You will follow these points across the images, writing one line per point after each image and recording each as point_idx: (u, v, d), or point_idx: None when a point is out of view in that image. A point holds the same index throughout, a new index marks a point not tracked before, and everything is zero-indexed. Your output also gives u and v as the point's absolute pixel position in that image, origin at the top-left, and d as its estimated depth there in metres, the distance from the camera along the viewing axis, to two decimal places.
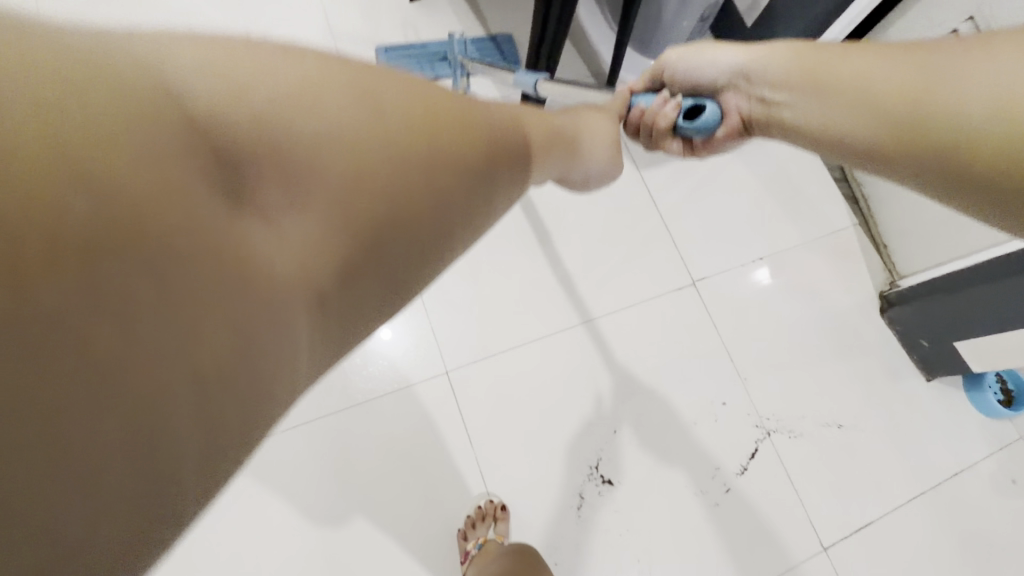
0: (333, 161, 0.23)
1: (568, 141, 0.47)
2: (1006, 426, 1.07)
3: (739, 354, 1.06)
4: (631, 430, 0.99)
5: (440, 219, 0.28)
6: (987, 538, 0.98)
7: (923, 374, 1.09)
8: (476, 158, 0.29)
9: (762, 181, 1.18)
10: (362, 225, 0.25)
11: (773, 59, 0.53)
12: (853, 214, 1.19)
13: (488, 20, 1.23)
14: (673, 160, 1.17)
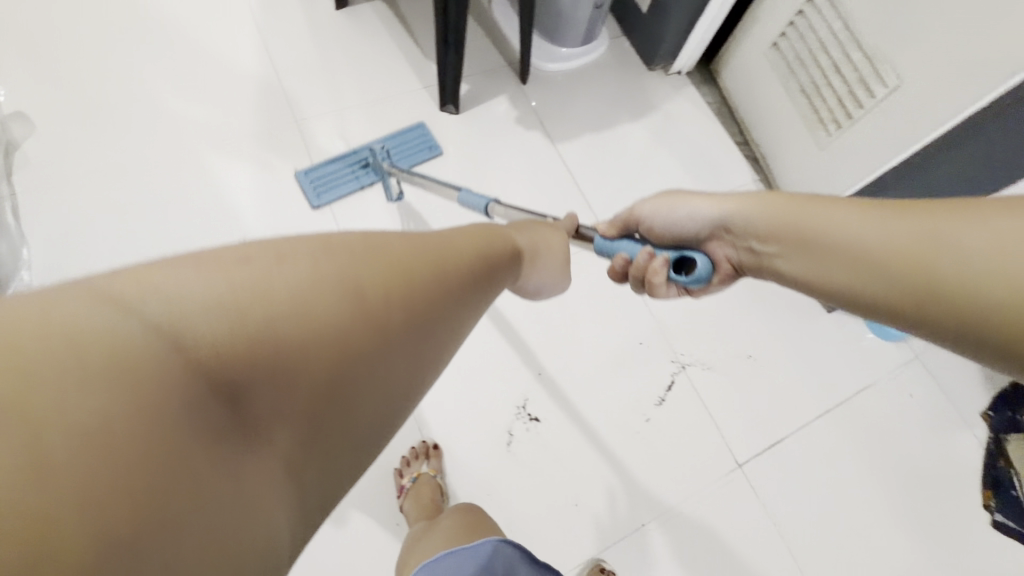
0: (304, 367, 0.29)
1: (536, 245, 0.55)
2: (904, 348, 1.11)
3: (655, 301, 1.07)
4: (552, 374, 1.00)
5: (401, 364, 0.34)
6: (892, 454, 1.04)
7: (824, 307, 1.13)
8: (425, 295, 0.35)
9: (670, 149, 1.26)
10: (334, 399, 0.30)
11: (755, 219, 0.54)
12: (754, 172, 1.27)
13: (411, 23, 1.28)
14: (586, 136, 1.24)
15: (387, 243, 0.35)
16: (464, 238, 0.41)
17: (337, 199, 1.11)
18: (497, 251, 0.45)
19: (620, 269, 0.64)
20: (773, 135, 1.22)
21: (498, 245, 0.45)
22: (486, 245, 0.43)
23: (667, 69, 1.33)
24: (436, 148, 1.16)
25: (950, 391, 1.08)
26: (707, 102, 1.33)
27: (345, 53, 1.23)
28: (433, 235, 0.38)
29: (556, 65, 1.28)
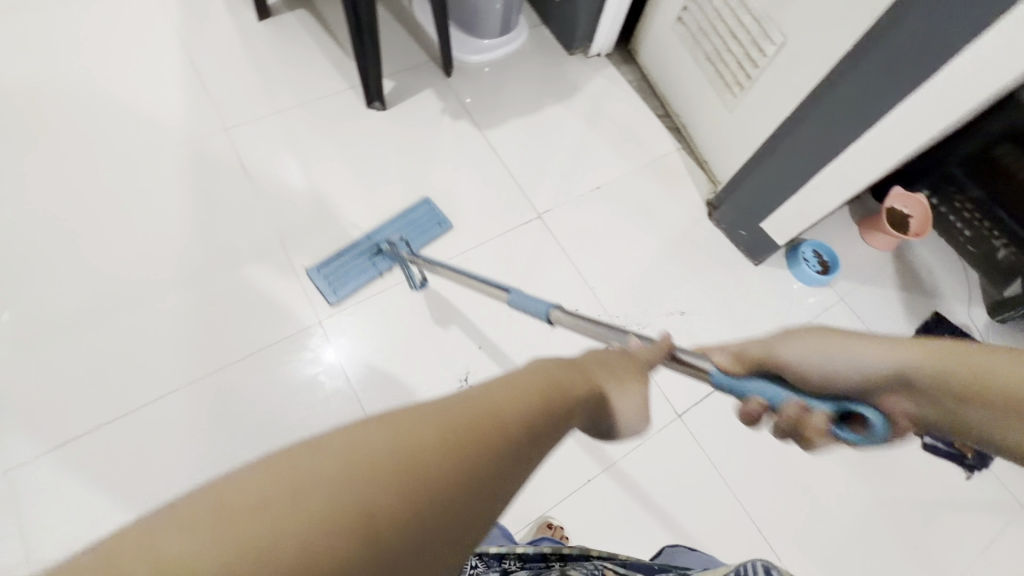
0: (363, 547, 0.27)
1: (608, 371, 0.49)
2: (826, 291, 1.20)
3: (588, 271, 1.15)
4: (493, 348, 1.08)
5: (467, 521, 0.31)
6: None
7: (750, 261, 1.20)
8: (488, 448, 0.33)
9: (594, 127, 1.31)
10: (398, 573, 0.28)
11: (935, 382, 0.36)
12: (677, 141, 1.33)
13: (333, 27, 1.31)
14: (513, 122, 1.29)
15: (430, 427, 0.31)
16: (518, 387, 0.38)
17: (353, 291, 1.07)
18: (562, 393, 0.41)
19: (754, 414, 0.43)
20: (690, 104, 1.28)
21: (563, 385, 0.42)
22: (546, 391, 0.39)
23: (587, 52, 1.39)
24: (446, 224, 1.15)
25: (870, 326, 1.18)
26: (628, 81, 1.39)
27: (270, 62, 1.25)
28: (478, 397, 0.35)
29: (480, 56, 1.34)
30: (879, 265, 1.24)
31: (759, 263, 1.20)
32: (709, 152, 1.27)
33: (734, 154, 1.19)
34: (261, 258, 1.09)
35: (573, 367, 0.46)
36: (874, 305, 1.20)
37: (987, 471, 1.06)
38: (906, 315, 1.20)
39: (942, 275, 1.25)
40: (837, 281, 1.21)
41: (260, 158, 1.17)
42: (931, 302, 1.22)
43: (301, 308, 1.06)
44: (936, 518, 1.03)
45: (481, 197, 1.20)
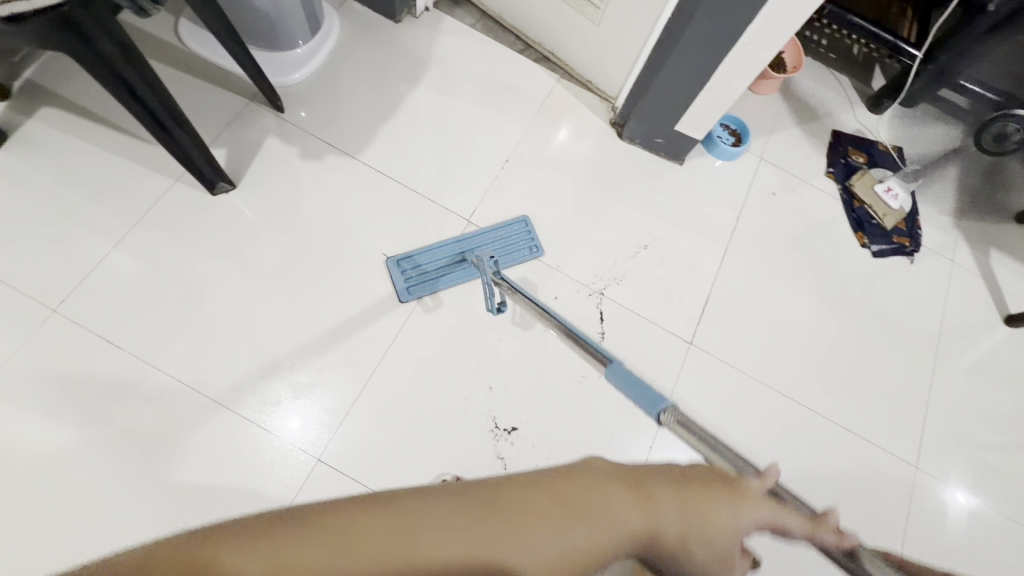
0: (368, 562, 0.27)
1: (685, 487, 0.35)
2: (748, 159, 1.23)
3: (544, 252, 1.06)
4: (503, 376, 0.96)
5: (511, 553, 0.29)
6: (784, 249, 1.16)
7: (675, 162, 1.19)
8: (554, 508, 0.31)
9: (466, 95, 1.16)
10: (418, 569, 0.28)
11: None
12: (552, 70, 1.22)
13: (102, 113, 1.00)
14: (381, 131, 1.10)
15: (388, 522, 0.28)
16: (514, 518, 0.30)
17: (429, 290, 0.99)
18: (553, 537, 0.30)
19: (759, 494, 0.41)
20: (549, 28, 1.17)
21: (567, 537, 0.30)
22: (555, 535, 0.30)
23: (414, 12, 1.19)
24: (537, 250, 1.05)
25: (794, 172, 1.24)
26: (473, 27, 1.22)
27: (51, 195, 0.94)
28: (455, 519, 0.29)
29: (301, 69, 1.10)
30: (774, 108, 1.29)
31: (683, 161, 1.19)
32: (589, 72, 1.19)
33: (618, 65, 1.11)
34: (193, 424, 0.86)
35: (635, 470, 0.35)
36: (788, 150, 1.25)
37: (923, 248, 1.22)
38: (814, 144, 1.27)
39: (824, 94, 1.33)
40: (751, 144, 1.24)
41: (125, 319, 0.90)
42: (825, 123, 1.30)
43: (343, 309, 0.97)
44: (914, 308, 1.16)
45: (432, 293, 1.00)
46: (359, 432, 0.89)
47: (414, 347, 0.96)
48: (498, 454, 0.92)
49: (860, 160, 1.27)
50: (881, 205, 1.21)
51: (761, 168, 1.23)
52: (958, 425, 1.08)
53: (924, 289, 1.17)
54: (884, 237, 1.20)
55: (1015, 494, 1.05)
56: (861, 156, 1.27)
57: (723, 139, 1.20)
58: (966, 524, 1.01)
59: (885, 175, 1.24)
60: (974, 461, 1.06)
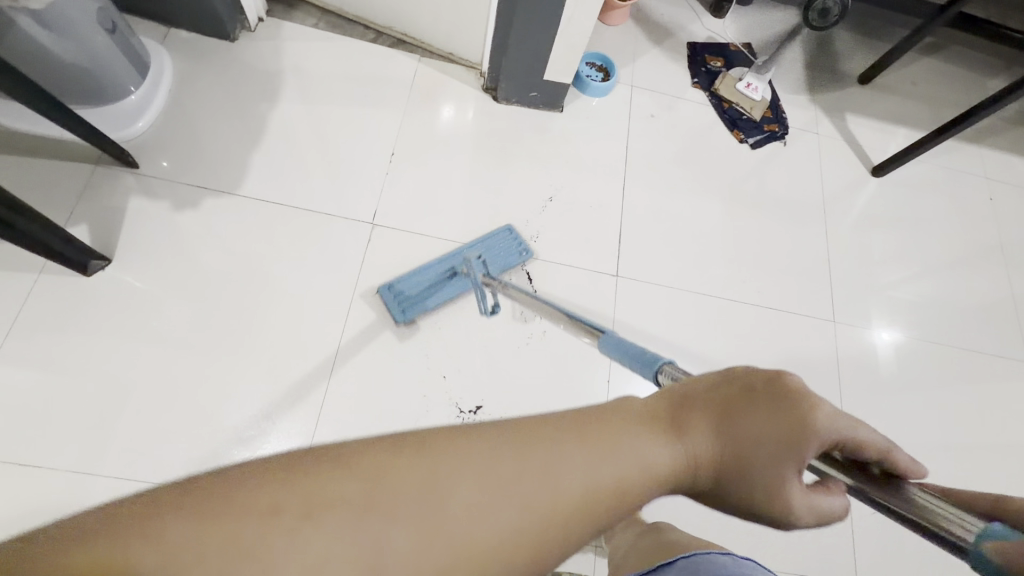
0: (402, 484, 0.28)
1: (723, 406, 0.34)
2: (620, 90, 1.27)
3: (458, 233, 1.06)
4: (453, 363, 0.97)
5: (549, 482, 0.30)
6: (675, 164, 1.23)
7: (555, 111, 1.21)
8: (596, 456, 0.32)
9: (332, 98, 1.12)
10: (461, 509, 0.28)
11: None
12: (410, 51, 1.20)
13: None
14: (252, 158, 1.04)
15: (370, 486, 0.28)
16: (546, 449, 0.31)
17: (424, 311, 0.98)
18: (572, 475, 0.31)
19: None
20: (393, 9, 1.13)
21: (590, 466, 0.31)
22: (579, 469, 0.31)
23: (248, 26, 1.12)
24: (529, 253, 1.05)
25: (664, 91, 1.30)
26: (316, 27, 1.17)
27: None
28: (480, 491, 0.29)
29: (142, 118, 1.01)
30: (631, 36, 1.34)
31: (562, 108, 1.22)
32: (447, 44, 1.17)
33: (472, 30, 1.11)
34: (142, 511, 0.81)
35: (674, 404, 0.36)
36: (656, 73, 1.31)
37: (791, 129, 1.33)
38: (675, 60, 1.34)
39: (672, 11, 1.39)
40: (619, 75, 1.29)
41: (39, 437, 0.83)
42: (680, 37, 1.36)
43: (273, 348, 0.93)
44: (796, 185, 1.28)
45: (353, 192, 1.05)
46: None
47: (357, 364, 0.94)
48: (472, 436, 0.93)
49: (718, 65, 1.35)
50: (746, 101, 1.30)
51: (634, 95, 1.28)
52: (856, 274, 1.22)
53: (799, 166, 1.29)
54: (757, 129, 1.30)
55: (913, 315, 1.20)
56: (719, 61, 1.35)
57: (592, 77, 1.24)
58: (885, 353, 1.15)
59: (744, 73, 1.32)
60: (879, 301, 1.20)
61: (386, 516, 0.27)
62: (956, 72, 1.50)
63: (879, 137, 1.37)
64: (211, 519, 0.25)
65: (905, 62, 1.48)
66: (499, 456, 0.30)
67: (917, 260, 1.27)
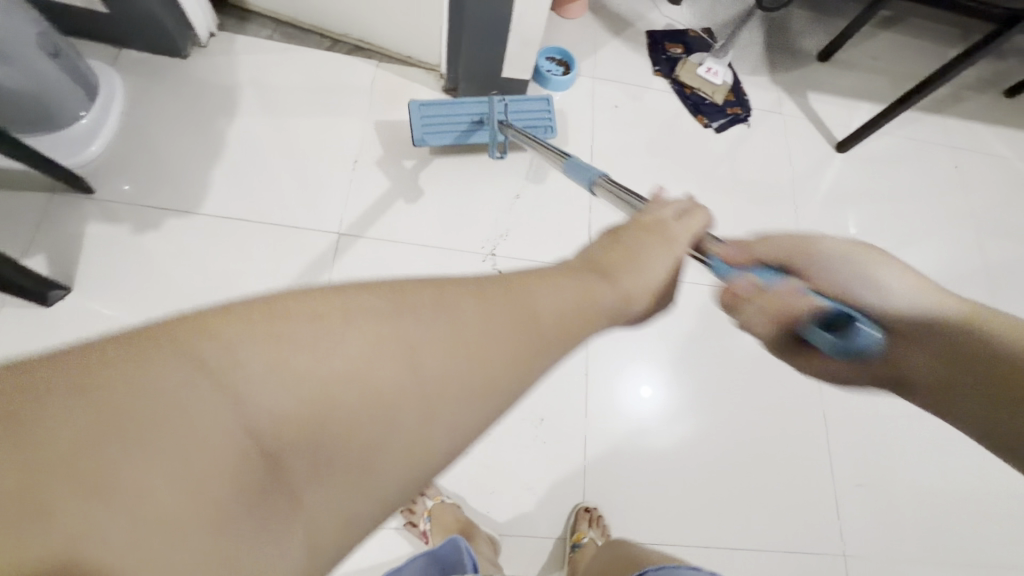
0: (404, 302, 0.31)
1: (625, 247, 0.46)
2: (582, 83, 1.27)
3: (426, 236, 1.06)
4: None
5: (532, 304, 0.34)
6: (642, 153, 1.23)
7: None
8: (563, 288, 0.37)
9: (289, 109, 1.11)
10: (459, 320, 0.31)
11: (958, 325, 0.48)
12: (368, 57, 1.19)
13: None
14: (212, 174, 1.03)
15: (378, 302, 0.30)
16: (523, 282, 0.36)
17: (442, 141, 1.07)
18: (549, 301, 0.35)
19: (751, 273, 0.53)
20: (346, 16, 1.12)
21: (561, 295, 0.36)
22: (553, 296, 0.36)
23: (199, 41, 1.11)
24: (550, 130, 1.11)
25: (627, 81, 1.30)
26: (270, 38, 1.15)
27: None
28: (442, 328, 0.30)
29: (95, 141, 1.00)
30: (590, 28, 1.33)
31: None
32: (404, 47, 1.16)
33: (427, 33, 1.10)
34: None
35: (604, 260, 0.43)
36: (617, 63, 1.31)
37: (755, 111, 1.34)
38: (636, 49, 1.34)
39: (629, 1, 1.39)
40: (580, 68, 1.28)
41: None
42: (639, 26, 1.37)
43: None
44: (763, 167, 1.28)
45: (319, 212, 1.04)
46: None
47: None
48: None
49: (679, 52, 1.35)
50: (708, 86, 1.31)
51: (597, 87, 1.28)
52: None
53: (765, 147, 1.30)
54: (721, 113, 1.31)
55: None
56: (679, 48, 1.35)
57: (552, 71, 1.24)
58: None
59: (704, 58, 1.33)
60: None
61: (355, 356, 0.28)
62: (915, 44, 1.51)
63: (843, 113, 1.38)
64: (236, 328, 0.26)
65: (864, 37, 1.49)
66: (452, 300, 0.32)
67: (887, 233, 1.28)
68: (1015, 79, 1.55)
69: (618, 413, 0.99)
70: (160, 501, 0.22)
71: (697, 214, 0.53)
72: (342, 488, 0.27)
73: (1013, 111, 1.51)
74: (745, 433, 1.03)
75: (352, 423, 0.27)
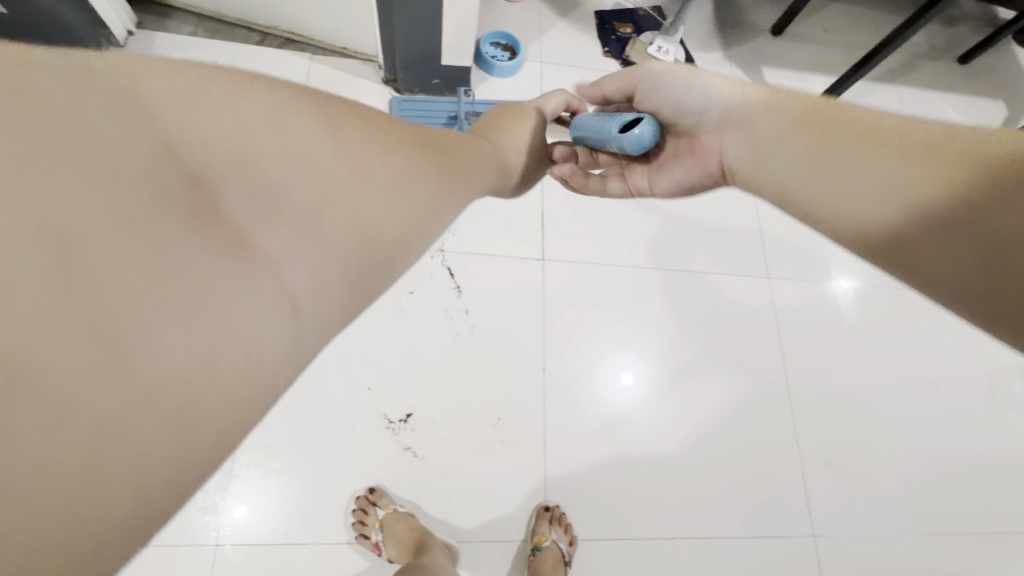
0: (345, 100, 0.34)
1: (494, 144, 0.55)
2: (530, 68, 1.23)
3: None
4: (376, 373, 0.91)
5: (441, 145, 0.41)
6: None
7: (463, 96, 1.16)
8: (461, 151, 0.45)
9: None
10: (395, 126, 0.36)
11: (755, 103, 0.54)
12: (301, 51, 1.13)
13: None
14: None
15: (327, 92, 0.33)
16: (436, 133, 0.42)
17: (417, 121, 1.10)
18: (453, 150, 0.43)
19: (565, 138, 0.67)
20: (272, 7, 1.06)
21: (463, 157, 0.44)
22: (455, 150, 0.43)
23: (116, 41, 1.04)
24: None
25: (576, 63, 1.26)
26: (194, 35, 1.09)
27: None
28: (350, 121, 0.32)
29: None
30: (536, 11, 1.29)
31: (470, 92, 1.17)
32: (338, 39, 1.11)
33: (359, 22, 1.05)
34: None
35: (482, 146, 0.52)
36: (564, 46, 1.27)
37: None
38: (584, 30, 1.30)
39: None
40: (527, 52, 1.24)
41: None
42: (587, 7, 1.33)
43: None
44: None
45: None
46: (249, 494, 0.82)
47: None
48: (402, 445, 0.88)
49: (628, 31, 1.31)
50: None
51: (545, 71, 1.24)
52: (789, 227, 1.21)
53: None
54: None
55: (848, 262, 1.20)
56: (629, 27, 1.32)
57: (497, 57, 1.19)
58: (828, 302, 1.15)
59: (653, 37, 1.29)
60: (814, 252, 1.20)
61: (295, 114, 0.29)
62: (867, 14, 1.50)
63: (797, 86, 1.36)
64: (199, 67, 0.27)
65: (818, 8, 1.47)
66: (345, 104, 0.33)
67: None
68: (967, 46, 1.55)
69: (603, 406, 0.97)
70: (125, 191, 0.22)
71: (556, 96, 0.72)
72: (304, 236, 0.26)
73: (967, 78, 1.51)
74: (710, 417, 1.00)
75: (290, 172, 0.27)
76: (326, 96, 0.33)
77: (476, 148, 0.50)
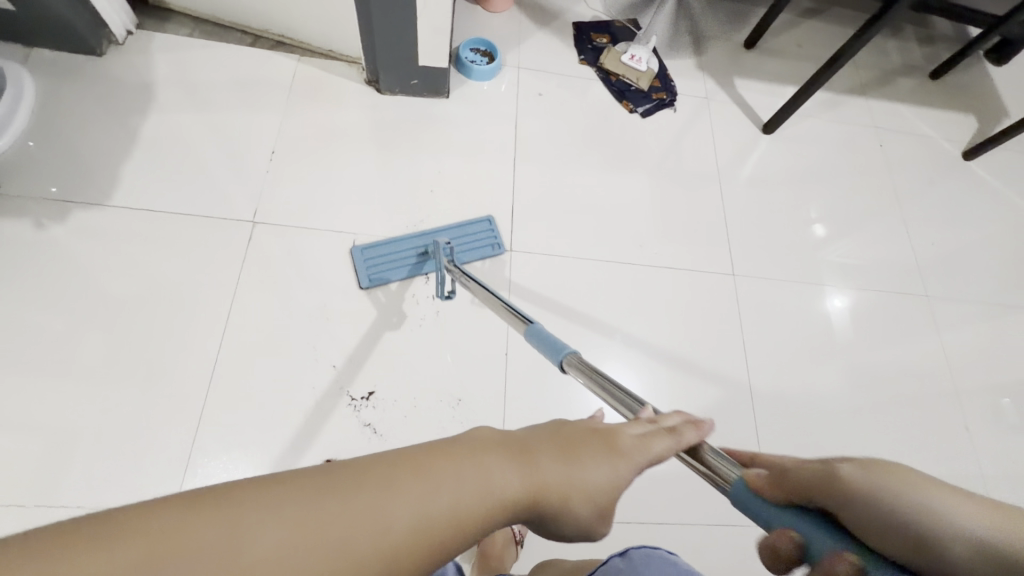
0: (390, 504, 0.28)
1: (612, 432, 0.37)
2: (507, 73, 1.29)
3: (345, 223, 1.06)
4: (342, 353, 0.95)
5: (510, 506, 0.32)
6: (566, 139, 1.25)
7: (441, 97, 1.22)
8: (554, 480, 0.34)
9: (207, 103, 1.11)
10: (445, 524, 0.29)
11: None
12: (290, 52, 1.20)
13: None
14: (125, 168, 1.03)
15: (360, 501, 0.27)
16: (521, 465, 0.33)
17: (389, 282, 1.01)
18: (535, 486, 0.33)
19: (772, 552, 0.30)
20: (263, 11, 1.13)
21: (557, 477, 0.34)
22: (551, 477, 0.34)
23: (116, 39, 1.12)
24: (499, 246, 1.08)
25: (552, 70, 1.32)
26: (189, 36, 1.16)
27: None
28: None
29: (5, 137, 1.00)
30: (516, 21, 1.36)
31: (448, 94, 1.22)
32: (324, 41, 1.17)
33: (343, 25, 1.12)
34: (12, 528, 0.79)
35: (601, 431, 0.37)
36: (542, 54, 1.33)
37: (680, 96, 1.36)
38: (562, 39, 1.36)
39: None
40: (505, 58, 1.31)
41: None
42: (566, 18, 1.39)
43: (156, 355, 0.92)
44: (688, 150, 1.30)
45: (234, 203, 1.04)
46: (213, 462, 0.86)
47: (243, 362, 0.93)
48: (363, 423, 0.91)
49: (604, 42, 1.38)
50: (632, 72, 1.33)
51: (522, 76, 1.29)
52: (755, 228, 1.25)
53: (690, 130, 1.32)
54: (646, 98, 1.33)
55: (813, 264, 1.24)
56: (605, 38, 1.38)
57: (475, 62, 1.26)
58: (789, 301, 1.18)
59: (628, 47, 1.35)
60: (779, 253, 1.23)
61: None
62: (839, 30, 1.56)
63: (768, 96, 1.41)
64: (191, 535, 0.24)
65: (791, 24, 1.53)
66: (372, 533, 0.27)
67: (811, 210, 1.30)
68: (940, 62, 1.59)
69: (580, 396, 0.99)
70: None
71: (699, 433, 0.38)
72: None
73: (939, 92, 1.55)
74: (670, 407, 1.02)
75: None
76: (349, 519, 0.27)
77: (597, 464, 0.36)
